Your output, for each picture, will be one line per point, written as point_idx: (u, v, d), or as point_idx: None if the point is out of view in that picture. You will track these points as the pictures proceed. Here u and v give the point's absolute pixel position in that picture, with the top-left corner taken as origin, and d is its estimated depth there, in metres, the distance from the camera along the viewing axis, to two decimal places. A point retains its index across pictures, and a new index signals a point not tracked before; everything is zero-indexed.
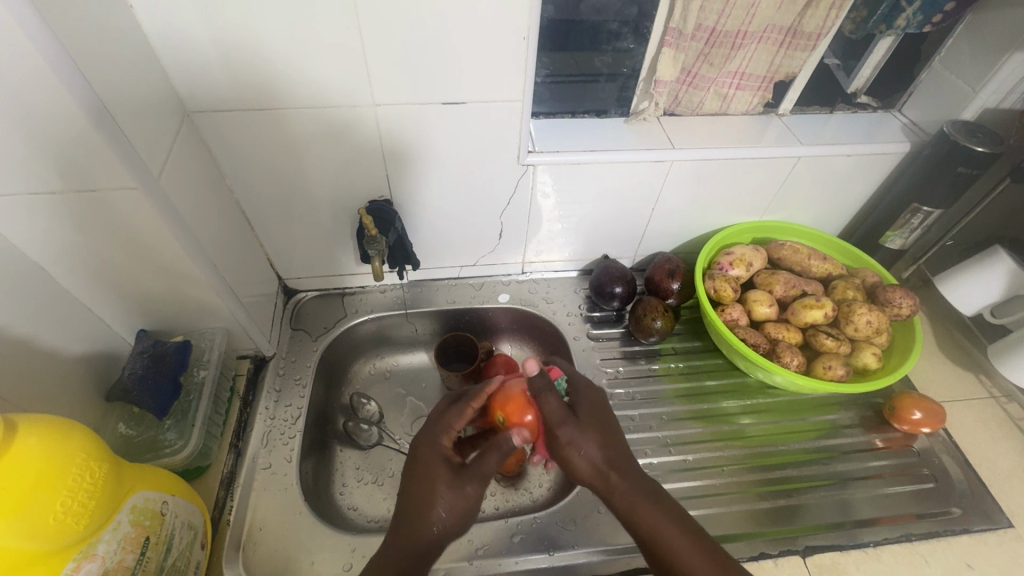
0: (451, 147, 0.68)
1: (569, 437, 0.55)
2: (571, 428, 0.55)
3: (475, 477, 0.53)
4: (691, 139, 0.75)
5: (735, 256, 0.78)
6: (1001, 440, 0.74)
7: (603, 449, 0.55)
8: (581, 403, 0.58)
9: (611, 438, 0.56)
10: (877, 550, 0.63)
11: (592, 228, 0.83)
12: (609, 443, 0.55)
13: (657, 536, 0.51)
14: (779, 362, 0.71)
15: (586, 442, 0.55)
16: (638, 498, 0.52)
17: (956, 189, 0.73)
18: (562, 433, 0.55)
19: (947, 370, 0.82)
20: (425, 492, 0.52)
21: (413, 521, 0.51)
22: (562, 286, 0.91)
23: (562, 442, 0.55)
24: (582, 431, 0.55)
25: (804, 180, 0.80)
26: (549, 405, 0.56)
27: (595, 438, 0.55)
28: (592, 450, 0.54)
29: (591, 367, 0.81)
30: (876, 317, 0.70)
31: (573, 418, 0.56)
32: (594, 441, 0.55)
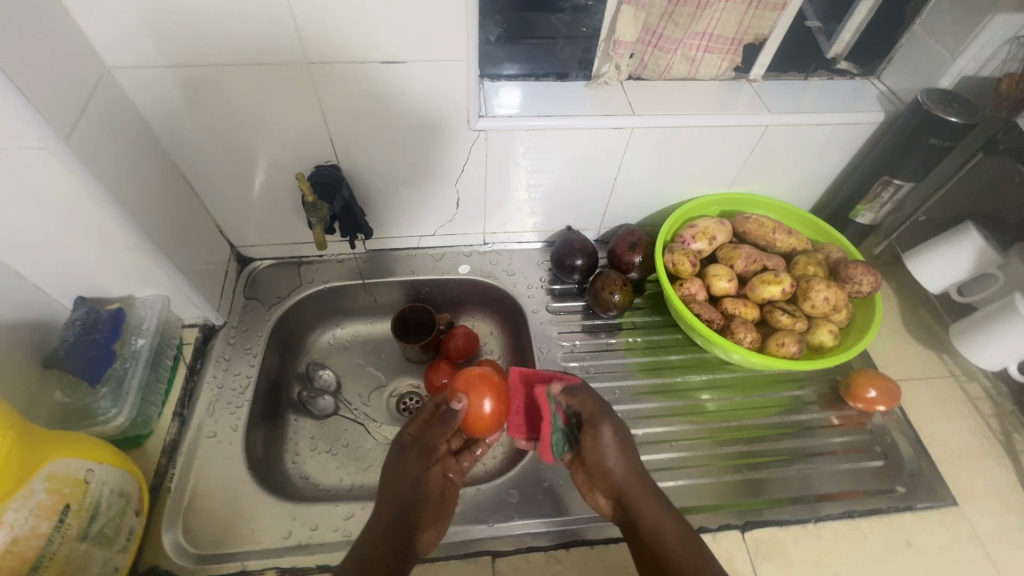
0: (397, 111, 0.65)
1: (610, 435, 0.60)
2: (611, 422, 0.61)
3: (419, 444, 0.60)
4: (653, 105, 0.71)
5: (697, 230, 0.76)
6: (956, 419, 0.73)
7: (634, 453, 0.60)
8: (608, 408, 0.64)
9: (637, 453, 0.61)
10: (819, 526, 0.63)
11: (553, 197, 0.81)
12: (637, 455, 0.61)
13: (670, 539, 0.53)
14: (731, 338, 0.69)
15: (625, 441, 0.60)
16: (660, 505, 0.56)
17: (927, 161, 0.70)
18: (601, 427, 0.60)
19: (910, 347, 0.80)
20: (392, 464, 0.58)
21: (389, 484, 0.56)
22: (524, 257, 0.88)
23: (607, 439, 0.59)
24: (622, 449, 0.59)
25: (773, 150, 0.77)
26: (584, 400, 0.62)
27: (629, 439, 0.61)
28: (629, 450, 0.60)
29: (547, 340, 0.79)
30: (834, 294, 0.68)
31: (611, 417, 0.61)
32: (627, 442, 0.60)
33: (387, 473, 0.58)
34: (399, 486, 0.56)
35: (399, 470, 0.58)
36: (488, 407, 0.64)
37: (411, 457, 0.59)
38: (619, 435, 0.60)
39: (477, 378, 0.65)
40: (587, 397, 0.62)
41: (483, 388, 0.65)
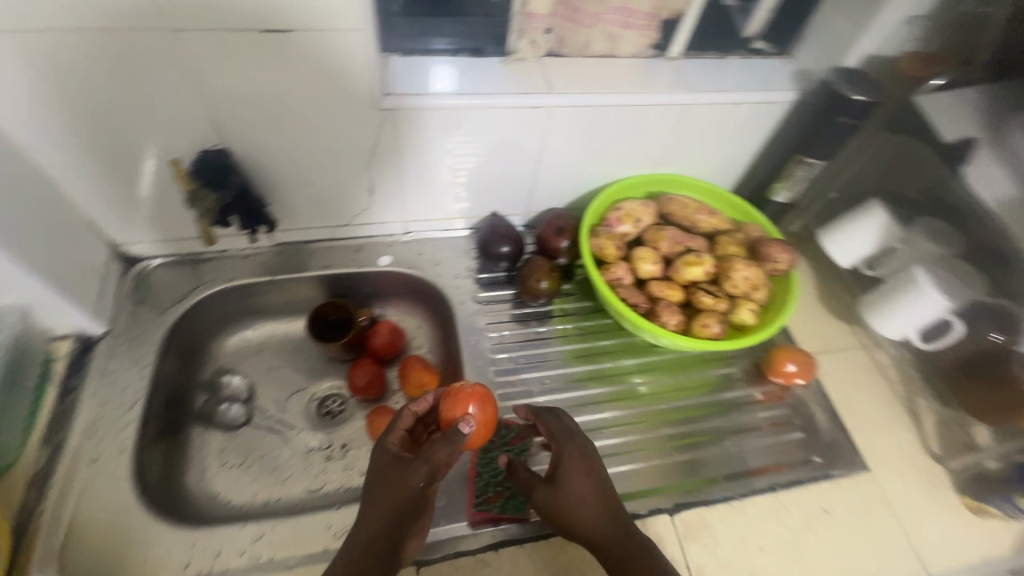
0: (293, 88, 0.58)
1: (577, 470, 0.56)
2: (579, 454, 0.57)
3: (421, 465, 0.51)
4: (571, 83, 0.69)
5: (623, 212, 0.75)
6: (866, 387, 0.76)
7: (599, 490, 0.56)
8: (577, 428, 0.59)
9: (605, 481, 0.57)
10: (743, 502, 0.64)
11: (476, 181, 0.77)
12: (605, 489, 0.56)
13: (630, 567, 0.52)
14: (657, 322, 0.68)
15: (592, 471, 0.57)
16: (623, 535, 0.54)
17: (835, 139, 0.72)
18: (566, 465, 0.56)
19: (826, 320, 0.83)
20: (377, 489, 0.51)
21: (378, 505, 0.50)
22: (450, 246, 0.84)
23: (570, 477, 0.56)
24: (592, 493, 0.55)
25: (694, 130, 0.76)
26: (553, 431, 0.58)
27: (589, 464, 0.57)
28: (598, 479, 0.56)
29: (475, 333, 0.76)
30: (753, 273, 0.68)
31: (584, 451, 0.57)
32: (597, 483, 0.56)
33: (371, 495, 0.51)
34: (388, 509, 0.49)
35: (377, 483, 0.51)
36: (478, 413, 0.57)
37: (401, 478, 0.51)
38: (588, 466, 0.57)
39: (467, 386, 0.59)
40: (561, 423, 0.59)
41: (485, 403, 0.59)
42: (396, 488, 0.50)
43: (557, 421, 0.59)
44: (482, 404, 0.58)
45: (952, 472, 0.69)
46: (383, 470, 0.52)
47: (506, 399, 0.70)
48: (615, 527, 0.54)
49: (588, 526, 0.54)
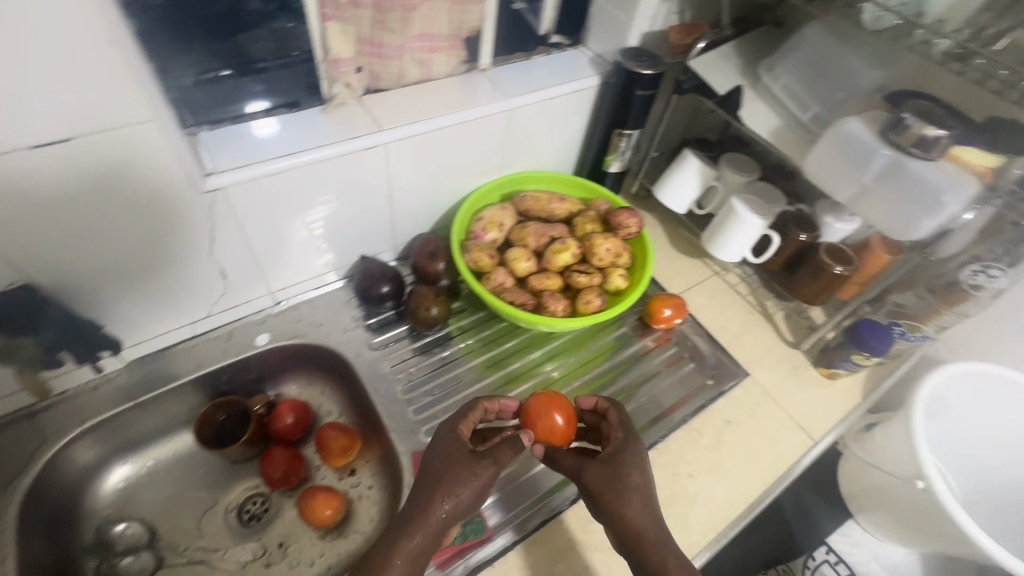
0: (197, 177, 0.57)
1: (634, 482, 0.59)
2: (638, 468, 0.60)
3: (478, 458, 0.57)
4: (396, 116, 0.70)
5: (485, 220, 0.78)
6: (728, 307, 0.89)
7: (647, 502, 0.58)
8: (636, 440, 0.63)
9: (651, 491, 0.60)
10: (667, 443, 0.72)
11: (334, 231, 0.75)
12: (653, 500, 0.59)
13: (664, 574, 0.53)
14: (547, 312, 0.72)
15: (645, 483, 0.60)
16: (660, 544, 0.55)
17: (641, 110, 0.82)
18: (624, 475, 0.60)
19: (681, 261, 0.94)
20: (440, 470, 0.57)
21: (432, 489, 0.55)
22: (328, 302, 0.80)
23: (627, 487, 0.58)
24: (644, 483, 0.59)
25: (524, 130, 0.81)
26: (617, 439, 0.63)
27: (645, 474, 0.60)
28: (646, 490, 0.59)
29: (381, 380, 0.75)
30: (612, 243, 0.76)
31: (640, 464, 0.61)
32: (649, 476, 0.60)
33: (430, 473, 0.57)
34: (441, 491, 0.55)
35: (440, 466, 0.57)
36: (559, 422, 0.64)
37: (464, 468, 0.57)
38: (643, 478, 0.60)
39: (544, 400, 0.66)
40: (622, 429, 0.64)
41: (562, 415, 0.65)
42: (457, 476, 0.56)
43: (620, 414, 0.66)
44: (562, 416, 0.65)
45: (806, 352, 0.84)
46: (447, 453, 0.58)
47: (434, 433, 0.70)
48: (652, 518, 0.57)
49: (633, 514, 0.57)
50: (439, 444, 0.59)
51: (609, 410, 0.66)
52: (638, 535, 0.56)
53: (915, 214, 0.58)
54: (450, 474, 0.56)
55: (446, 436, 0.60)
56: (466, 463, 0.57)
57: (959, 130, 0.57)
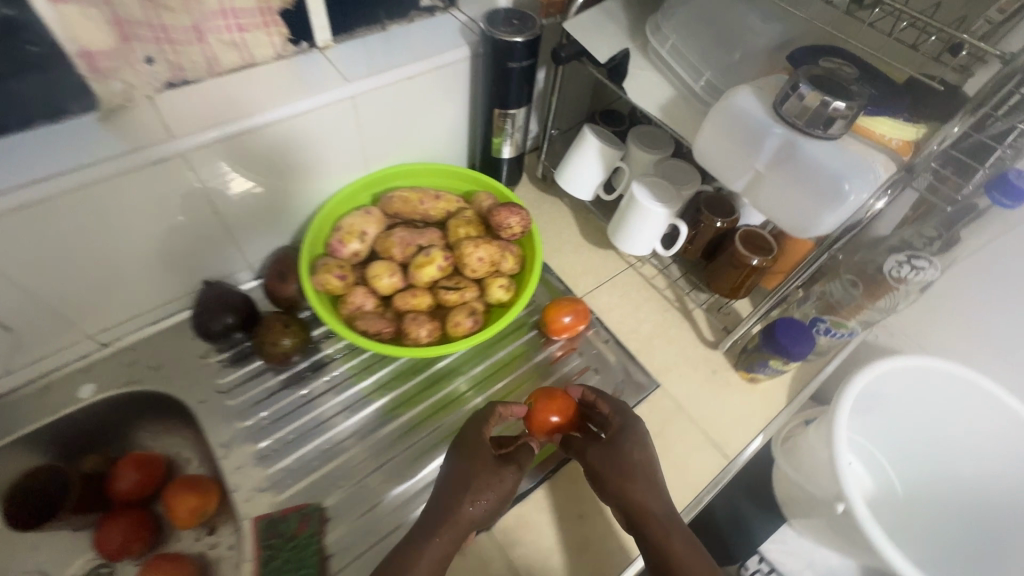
0: None
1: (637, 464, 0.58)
2: (641, 449, 0.59)
3: (501, 467, 0.57)
4: (196, 117, 0.57)
5: (344, 230, 0.66)
6: (642, 305, 0.78)
7: (654, 481, 0.57)
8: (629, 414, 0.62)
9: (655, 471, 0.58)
10: (555, 478, 0.63)
11: (153, 258, 0.63)
12: (658, 481, 0.58)
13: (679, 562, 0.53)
14: (409, 339, 0.61)
15: (648, 460, 0.58)
16: (670, 531, 0.54)
17: (519, 84, 0.69)
18: (631, 456, 0.58)
19: (593, 255, 0.83)
20: (465, 476, 0.56)
21: (453, 496, 0.55)
22: (171, 337, 0.69)
23: (630, 468, 0.57)
24: (646, 468, 0.58)
25: (381, 118, 0.68)
26: (613, 418, 0.61)
27: (646, 450, 0.59)
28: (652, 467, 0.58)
29: (228, 428, 0.64)
30: (486, 250, 0.64)
31: (644, 443, 0.59)
32: (650, 461, 0.59)
33: (449, 481, 0.56)
34: (463, 499, 0.54)
35: (466, 470, 0.56)
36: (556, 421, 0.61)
37: (493, 473, 0.56)
38: (644, 457, 0.58)
39: (541, 397, 0.63)
40: (608, 409, 0.62)
41: (553, 407, 0.62)
42: (485, 483, 0.55)
43: (614, 400, 0.63)
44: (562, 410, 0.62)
45: (727, 354, 0.74)
46: (472, 452, 0.57)
47: (284, 489, 0.61)
48: (657, 499, 0.56)
49: (644, 493, 0.56)
50: (461, 444, 0.59)
51: (596, 400, 0.63)
52: (644, 520, 0.55)
53: (816, 206, 0.47)
54: (473, 483, 0.55)
55: (466, 438, 0.59)
56: (494, 470, 0.57)
57: (865, 98, 0.46)
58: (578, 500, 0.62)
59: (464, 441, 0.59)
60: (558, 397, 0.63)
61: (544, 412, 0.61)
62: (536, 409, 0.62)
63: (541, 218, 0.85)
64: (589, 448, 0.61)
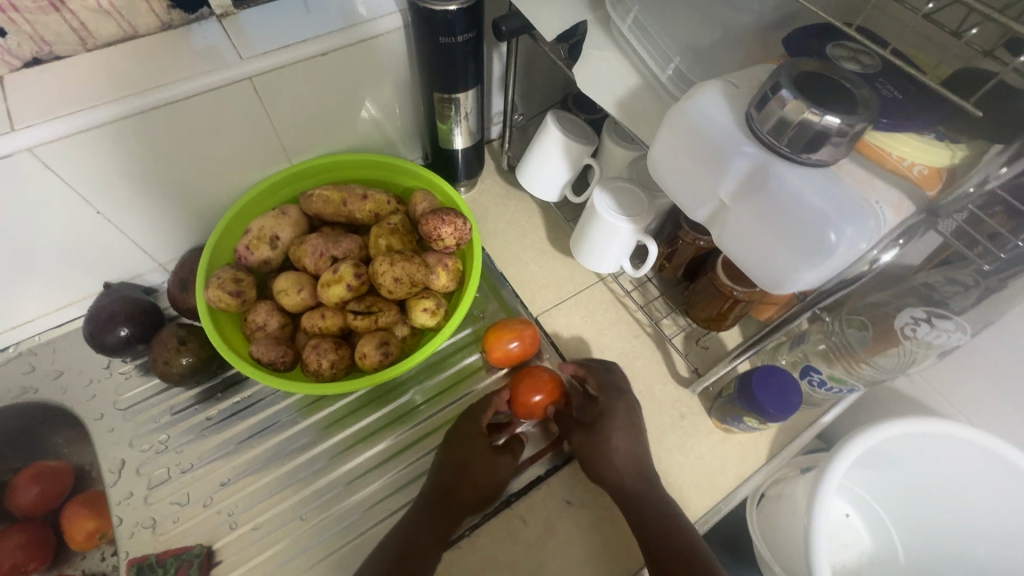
0: None
1: (621, 442, 0.55)
2: (626, 428, 0.56)
3: (490, 451, 0.57)
4: (47, 104, 0.48)
5: (251, 235, 0.57)
6: (607, 329, 0.67)
7: (638, 461, 0.55)
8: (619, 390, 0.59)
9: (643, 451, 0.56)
10: (474, 537, 0.54)
11: (35, 262, 0.56)
12: (645, 461, 0.55)
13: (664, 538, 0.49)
14: (309, 369, 0.53)
15: (635, 440, 0.56)
16: (658, 512, 0.51)
17: (459, 63, 0.56)
18: (615, 434, 0.56)
19: (558, 264, 0.71)
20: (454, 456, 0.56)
21: (441, 478, 0.55)
22: (76, 343, 0.64)
23: (613, 447, 0.55)
24: (627, 445, 0.55)
25: (295, 102, 0.58)
26: (596, 389, 0.59)
27: (631, 431, 0.56)
28: (637, 446, 0.55)
29: (122, 450, 0.58)
30: (404, 269, 0.54)
31: (630, 421, 0.57)
32: (635, 438, 0.56)
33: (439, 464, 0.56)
34: (450, 480, 0.54)
35: (458, 450, 0.56)
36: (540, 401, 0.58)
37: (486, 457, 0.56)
38: (630, 434, 0.56)
39: (525, 376, 0.59)
40: (594, 383, 0.60)
41: (539, 386, 0.58)
42: (474, 466, 0.55)
43: (604, 375, 0.60)
44: (547, 391, 0.58)
45: (701, 395, 0.63)
46: (471, 433, 0.57)
47: (171, 526, 0.55)
48: (637, 475, 0.54)
49: (624, 471, 0.54)
50: (459, 426, 0.58)
51: (585, 378, 0.61)
52: (624, 494, 0.53)
53: (790, 258, 0.35)
54: (460, 464, 0.55)
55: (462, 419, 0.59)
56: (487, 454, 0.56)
57: (876, 108, 0.32)
58: (497, 566, 0.53)
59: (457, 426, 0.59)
60: (546, 376, 0.59)
61: (529, 392, 0.58)
62: (520, 389, 0.58)
63: (500, 218, 0.74)
64: (575, 427, 0.58)
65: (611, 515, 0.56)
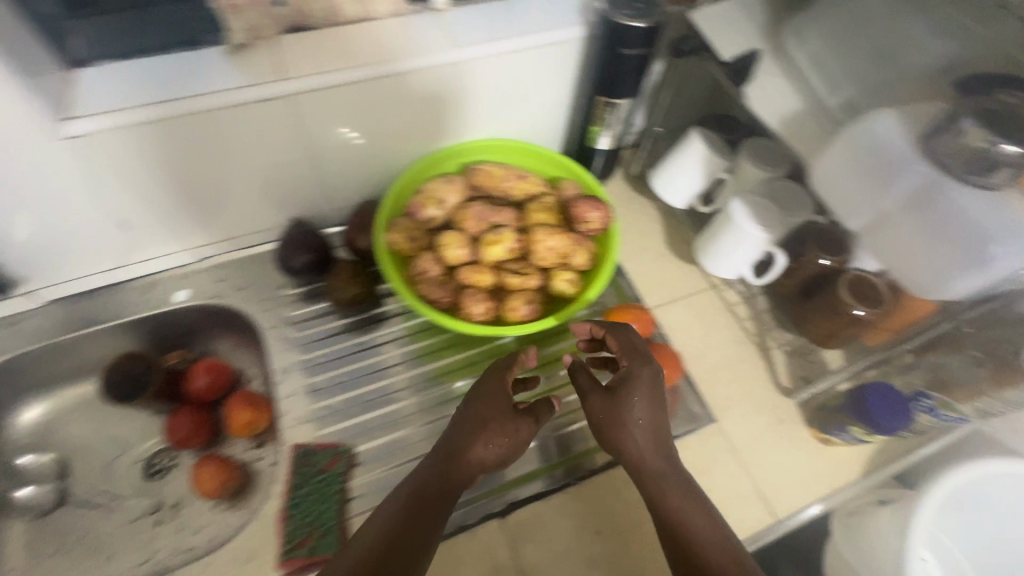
0: (116, 113, 0.53)
1: (639, 414, 0.53)
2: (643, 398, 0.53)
3: (509, 417, 0.55)
4: (307, 62, 0.59)
5: (423, 195, 0.67)
6: (715, 331, 0.72)
7: (658, 433, 0.53)
8: (642, 355, 0.56)
9: (664, 419, 0.54)
10: (580, 487, 0.61)
11: (252, 189, 0.67)
12: (664, 434, 0.53)
13: (684, 527, 0.49)
14: (464, 314, 0.62)
15: (655, 413, 0.53)
16: (679, 496, 0.51)
17: (631, 74, 0.64)
18: (630, 403, 0.53)
19: (674, 266, 0.77)
20: (477, 416, 0.54)
21: (460, 439, 0.53)
22: (255, 264, 0.75)
23: (633, 418, 0.53)
24: (650, 417, 0.53)
25: (482, 89, 0.68)
26: (619, 344, 0.57)
27: (650, 401, 0.54)
28: (657, 417, 0.53)
29: (287, 357, 0.69)
30: (560, 242, 0.62)
31: (654, 389, 0.54)
32: (657, 409, 0.54)
33: (460, 424, 0.54)
34: (474, 443, 0.53)
35: (483, 411, 0.54)
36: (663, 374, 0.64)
37: (500, 422, 0.54)
38: (648, 406, 0.53)
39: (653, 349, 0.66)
40: (618, 340, 0.57)
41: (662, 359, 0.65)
42: (498, 431, 0.54)
43: (625, 337, 0.58)
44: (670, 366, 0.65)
45: (800, 406, 0.67)
46: (491, 397, 0.55)
47: (323, 426, 0.64)
48: (658, 452, 0.52)
49: (637, 444, 0.52)
50: (488, 381, 0.57)
51: (608, 335, 0.59)
52: (643, 469, 0.52)
53: (958, 259, 0.43)
54: (480, 429, 0.53)
55: (494, 381, 0.57)
56: (516, 415, 0.55)
57: None
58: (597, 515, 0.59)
59: (489, 385, 0.57)
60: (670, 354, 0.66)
61: None
62: None
63: (625, 217, 0.81)
64: (590, 391, 0.55)
65: (632, 504, 0.60)
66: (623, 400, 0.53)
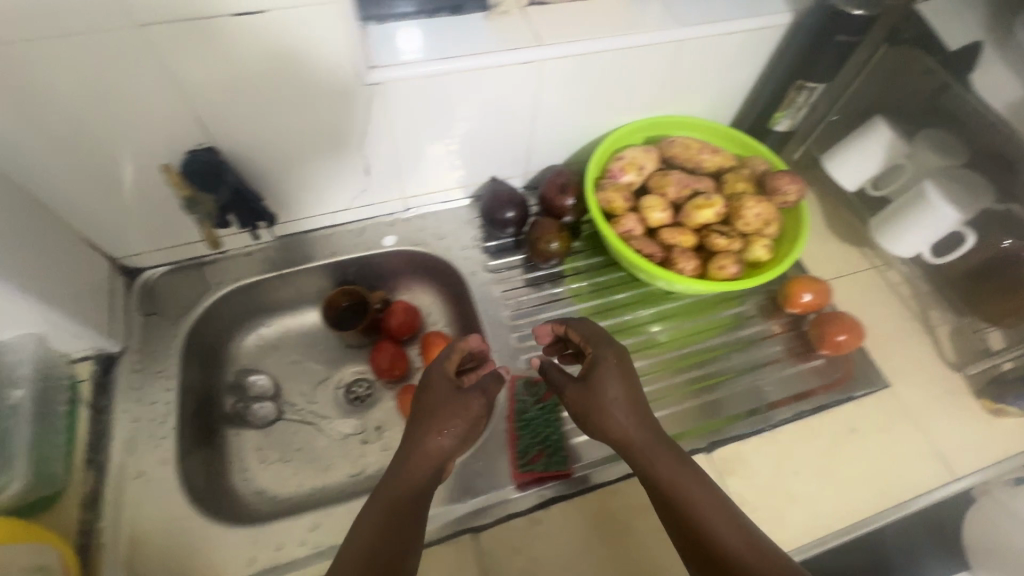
0: (400, 66, 0.61)
1: (609, 399, 0.52)
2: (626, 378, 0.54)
3: (449, 405, 0.53)
4: (554, 30, 0.65)
5: (625, 160, 0.73)
6: (882, 307, 0.77)
7: (643, 413, 0.53)
8: (607, 344, 0.56)
9: (643, 399, 0.54)
10: (775, 433, 0.66)
11: (472, 146, 0.74)
12: (649, 415, 0.53)
13: (698, 510, 0.48)
14: (674, 269, 0.69)
15: (631, 399, 0.53)
16: (680, 477, 0.50)
17: (836, 60, 0.70)
18: (608, 383, 0.53)
19: (837, 246, 0.82)
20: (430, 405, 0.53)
21: (424, 423, 0.52)
22: (452, 218, 0.82)
23: (603, 401, 0.52)
24: (621, 397, 0.53)
25: (687, 67, 0.72)
26: (579, 334, 0.59)
27: (621, 381, 0.53)
28: (632, 400, 0.53)
29: (490, 301, 0.76)
30: (765, 208, 0.68)
31: (629, 373, 0.54)
32: (631, 390, 0.54)
33: (421, 409, 0.53)
34: (433, 428, 0.52)
35: (439, 400, 0.53)
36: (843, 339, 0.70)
37: (453, 409, 0.53)
38: (626, 386, 0.53)
39: (834, 317, 0.71)
40: (579, 331, 0.59)
41: (841, 325, 0.70)
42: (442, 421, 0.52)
43: (587, 328, 0.59)
44: (851, 332, 0.70)
45: (968, 379, 0.71)
46: (428, 386, 0.55)
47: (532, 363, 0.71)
48: (643, 427, 0.52)
49: (621, 419, 0.52)
50: (436, 377, 0.55)
51: (568, 329, 0.60)
52: (632, 446, 0.52)
53: None
54: (434, 416, 0.52)
55: (436, 374, 0.56)
56: (455, 400, 0.53)
57: None
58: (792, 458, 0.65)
59: (432, 377, 0.55)
60: (851, 321, 0.70)
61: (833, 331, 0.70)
62: (824, 327, 0.70)
63: None
64: (569, 381, 0.55)
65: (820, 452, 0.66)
66: (595, 382, 0.53)
